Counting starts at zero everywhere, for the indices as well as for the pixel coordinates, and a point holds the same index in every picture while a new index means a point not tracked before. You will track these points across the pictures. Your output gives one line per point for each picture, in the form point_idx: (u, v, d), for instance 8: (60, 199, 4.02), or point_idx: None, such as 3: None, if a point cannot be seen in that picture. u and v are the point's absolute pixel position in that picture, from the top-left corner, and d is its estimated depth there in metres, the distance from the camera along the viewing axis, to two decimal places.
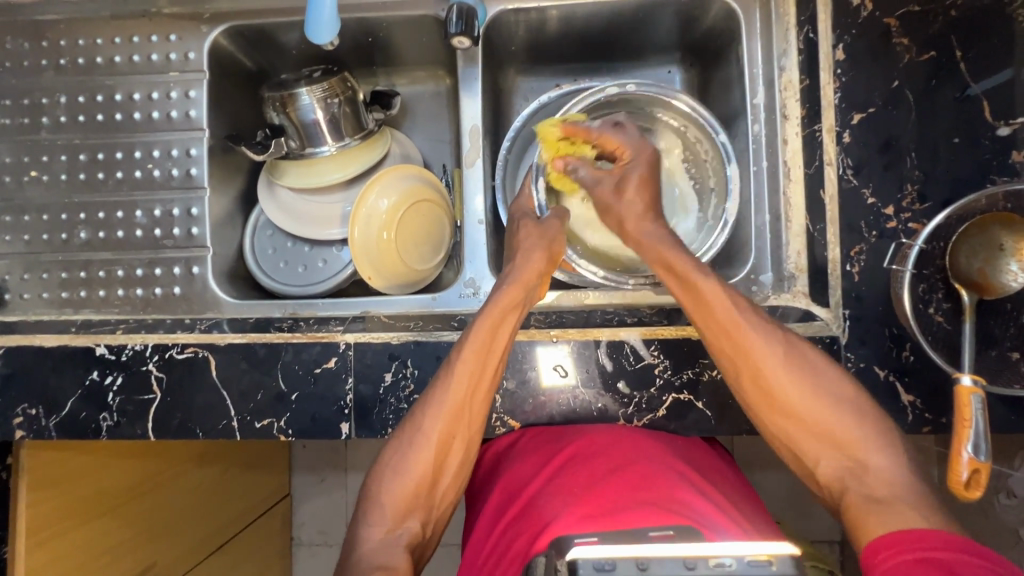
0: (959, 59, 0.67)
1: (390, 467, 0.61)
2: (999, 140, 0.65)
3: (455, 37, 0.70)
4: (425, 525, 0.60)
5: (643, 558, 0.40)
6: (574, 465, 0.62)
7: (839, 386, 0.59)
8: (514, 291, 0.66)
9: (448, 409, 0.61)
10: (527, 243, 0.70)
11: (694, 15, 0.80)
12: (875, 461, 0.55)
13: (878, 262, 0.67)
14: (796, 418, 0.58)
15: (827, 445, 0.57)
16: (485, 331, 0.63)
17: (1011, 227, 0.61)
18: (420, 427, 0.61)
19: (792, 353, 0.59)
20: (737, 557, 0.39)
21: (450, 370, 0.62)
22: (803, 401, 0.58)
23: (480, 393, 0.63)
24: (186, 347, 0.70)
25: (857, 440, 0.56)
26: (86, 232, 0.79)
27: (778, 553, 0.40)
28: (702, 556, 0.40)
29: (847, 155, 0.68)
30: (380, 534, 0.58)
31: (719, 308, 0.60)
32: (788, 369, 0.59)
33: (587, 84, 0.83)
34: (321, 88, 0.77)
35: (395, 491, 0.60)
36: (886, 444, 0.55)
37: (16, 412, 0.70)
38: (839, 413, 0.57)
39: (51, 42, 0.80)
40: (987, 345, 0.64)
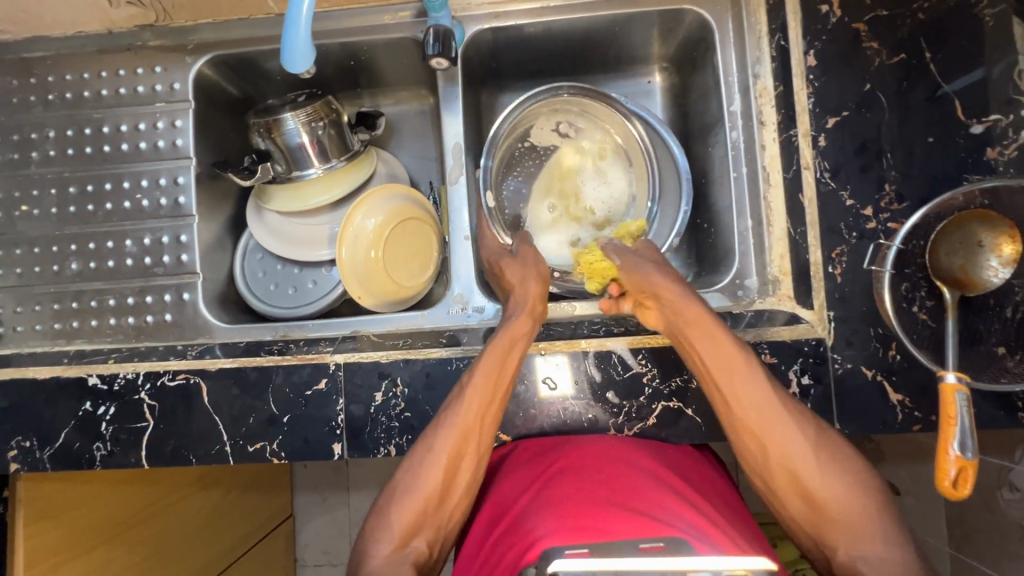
0: (929, 60, 0.68)
1: (400, 487, 0.62)
2: (973, 138, 0.66)
3: (432, 58, 0.72)
4: (431, 545, 0.61)
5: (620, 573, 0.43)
6: (566, 475, 0.62)
7: (849, 463, 0.59)
8: (521, 321, 0.66)
9: (462, 422, 0.62)
10: (517, 277, 0.72)
11: (669, 27, 0.82)
12: (879, 549, 0.55)
13: (859, 264, 0.68)
14: (808, 499, 0.58)
15: (830, 527, 0.57)
16: (494, 353, 0.64)
17: (987, 223, 0.63)
18: (430, 448, 0.62)
19: (817, 441, 0.59)
20: (714, 571, 0.42)
21: (462, 392, 0.63)
22: (817, 480, 0.58)
23: (494, 406, 0.64)
24: (177, 374, 0.71)
25: (865, 526, 0.56)
26: (77, 263, 0.80)
27: (756, 569, 0.43)
28: (681, 571, 0.43)
29: (824, 158, 0.69)
30: (388, 551, 0.59)
31: (745, 384, 0.60)
32: (810, 457, 0.58)
33: (546, 89, 0.82)
34: (306, 112, 0.79)
35: (404, 505, 0.61)
36: (894, 534, 0.56)
37: (10, 446, 0.70)
38: (846, 496, 0.57)
39: (39, 78, 0.81)
40: (974, 341, 0.64)
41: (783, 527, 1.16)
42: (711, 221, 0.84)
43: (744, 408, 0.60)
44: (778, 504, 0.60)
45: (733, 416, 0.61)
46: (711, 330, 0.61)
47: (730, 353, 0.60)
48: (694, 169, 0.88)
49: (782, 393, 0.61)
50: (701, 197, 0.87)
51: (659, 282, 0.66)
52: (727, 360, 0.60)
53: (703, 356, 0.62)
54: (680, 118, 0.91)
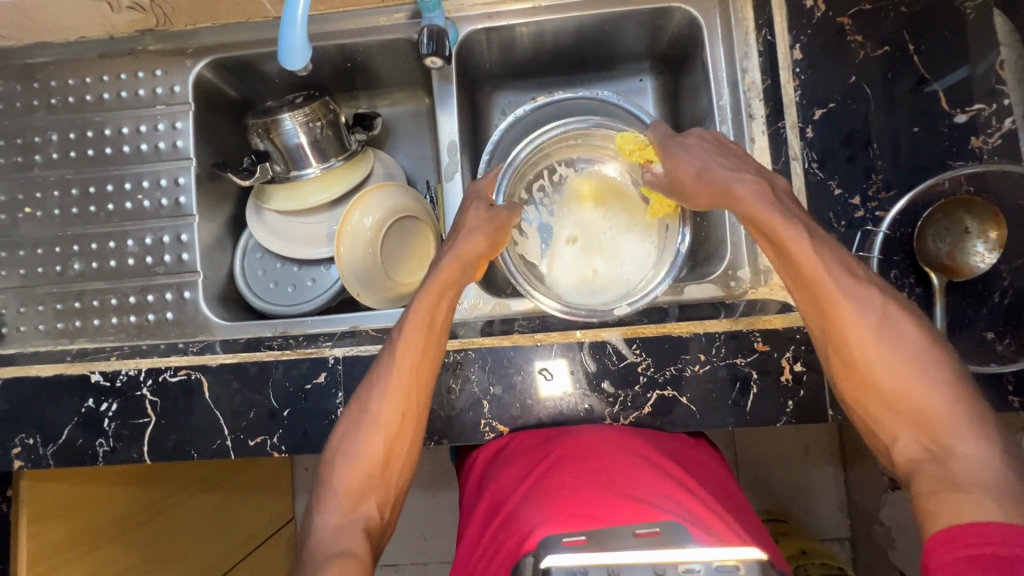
0: (913, 53, 0.70)
1: (343, 451, 0.62)
2: (957, 127, 0.68)
3: (427, 57, 0.73)
4: (381, 509, 0.61)
5: (614, 565, 0.46)
6: (556, 466, 0.63)
7: (924, 356, 0.54)
8: (451, 266, 0.68)
9: (394, 380, 0.62)
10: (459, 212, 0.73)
11: (658, 25, 0.84)
12: (960, 446, 0.50)
13: (848, 252, 0.69)
14: (876, 391, 0.55)
15: (905, 420, 0.53)
16: (424, 308, 0.65)
17: (972, 210, 0.64)
18: (368, 409, 0.62)
19: (885, 328, 0.55)
20: (706, 563, 0.45)
21: (392, 347, 0.64)
22: (887, 368, 0.54)
23: (427, 361, 0.64)
24: (178, 370, 0.72)
25: (943, 421, 0.51)
26: (79, 263, 0.81)
27: (746, 559, 0.45)
28: (671, 562, 0.46)
29: (812, 149, 0.70)
30: (334, 521, 0.59)
31: (806, 265, 0.57)
32: (877, 343, 0.55)
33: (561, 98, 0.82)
34: (304, 112, 0.80)
35: (346, 472, 0.61)
36: (977, 428, 0.50)
37: (14, 443, 0.71)
38: (930, 386, 0.53)
39: (42, 83, 0.83)
40: (963, 326, 0.65)
41: (783, 522, 1.16)
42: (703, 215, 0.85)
43: (817, 290, 0.57)
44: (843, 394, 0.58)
45: (808, 302, 0.59)
46: (757, 211, 0.60)
47: (785, 237, 0.58)
48: None
49: (853, 278, 0.57)
50: None
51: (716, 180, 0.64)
52: (785, 248, 0.58)
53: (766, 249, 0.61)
54: (672, 114, 0.92)
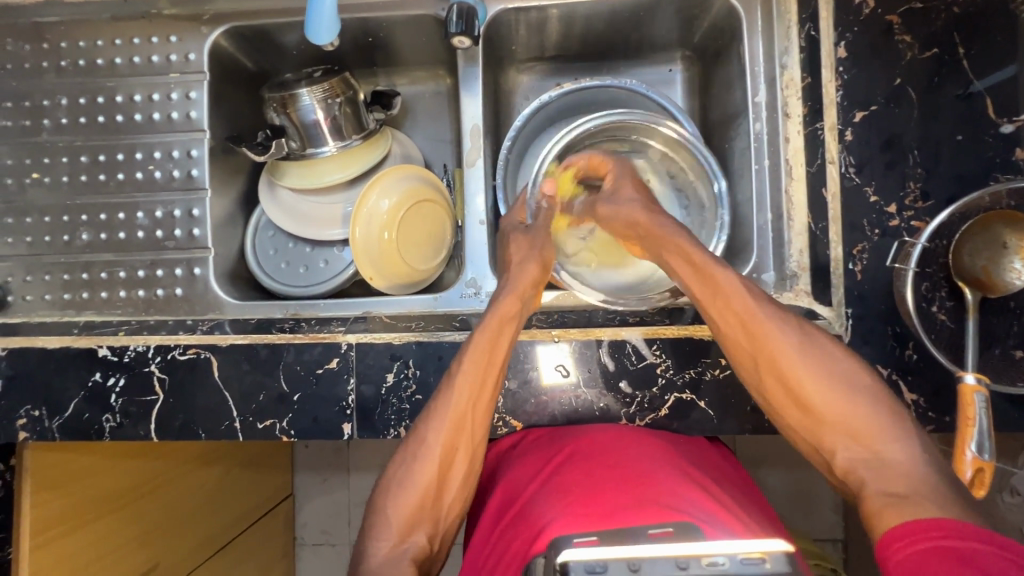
0: (962, 56, 0.67)
1: (396, 483, 0.60)
2: (1002, 137, 0.65)
3: (455, 37, 0.70)
4: (431, 538, 0.60)
5: (634, 559, 0.41)
6: (572, 463, 0.62)
7: (842, 368, 0.55)
8: (509, 302, 0.66)
9: (451, 414, 0.60)
10: (519, 254, 0.72)
11: (694, 14, 0.80)
12: (891, 448, 0.50)
13: (880, 262, 0.67)
14: (804, 405, 0.54)
15: (834, 428, 0.52)
16: (484, 340, 0.63)
17: (1015, 225, 0.61)
18: (422, 438, 0.61)
19: (808, 342, 0.56)
20: (731, 556, 0.41)
21: (451, 379, 0.62)
22: (813, 382, 0.54)
23: (485, 394, 0.62)
24: (188, 349, 0.70)
25: (869, 426, 0.51)
26: (87, 234, 0.79)
27: (773, 551, 0.41)
28: (696, 556, 0.41)
29: (849, 153, 0.68)
30: (386, 549, 0.57)
31: (734, 299, 0.58)
32: (802, 356, 0.55)
33: (589, 84, 0.83)
34: (322, 88, 0.77)
35: (400, 502, 0.60)
36: (898, 429, 0.51)
37: (19, 414, 0.70)
38: (847, 393, 0.53)
39: (52, 43, 0.80)
40: (992, 343, 0.64)
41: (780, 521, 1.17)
42: (729, 213, 0.83)
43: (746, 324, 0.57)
44: (780, 417, 0.57)
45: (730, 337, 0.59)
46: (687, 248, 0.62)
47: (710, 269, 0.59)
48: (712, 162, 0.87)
49: (771, 303, 0.58)
50: None
51: (641, 219, 0.67)
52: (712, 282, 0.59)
53: (694, 289, 0.61)
54: (701, 108, 0.89)
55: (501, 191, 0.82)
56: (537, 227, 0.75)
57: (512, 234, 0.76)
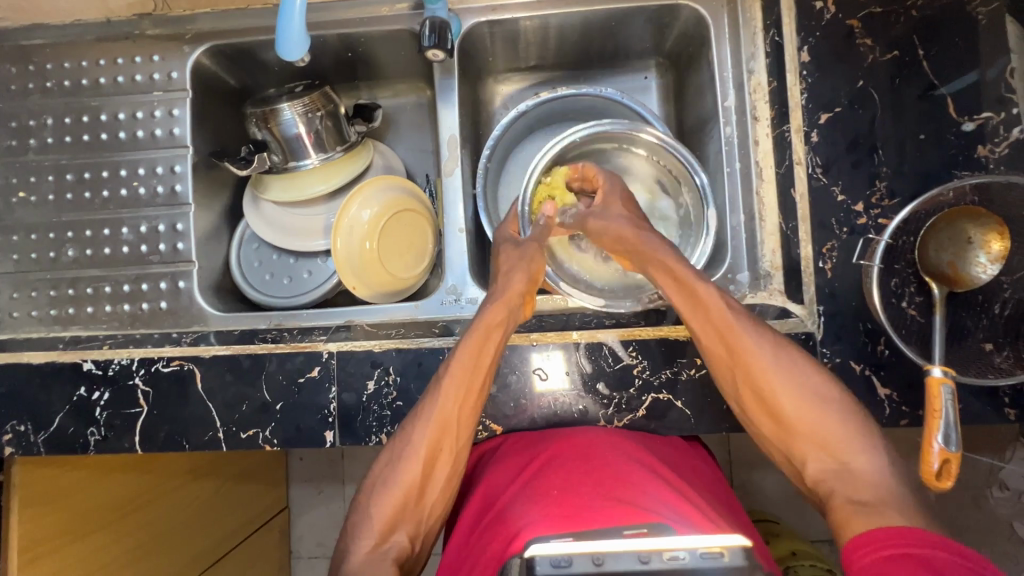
0: (922, 58, 0.69)
1: (381, 483, 0.62)
2: (964, 135, 0.67)
3: (428, 50, 0.71)
4: (413, 539, 0.61)
5: (598, 555, 0.42)
6: (548, 468, 0.62)
7: (813, 381, 0.58)
8: (496, 310, 0.66)
9: (436, 417, 0.62)
10: (507, 264, 0.71)
11: (664, 23, 0.82)
12: (855, 460, 0.55)
13: (849, 259, 0.68)
14: (783, 419, 0.58)
15: (804, 437, 0.57)
16: (470, 351, 0.63)
17: (977, 220, 0.64)
18: (408, 441, 0.62)
19: (782, 357, 0.59)
20: (691, 550, 0.42)
21: (439, 383, 0.63)
22: (788, 396, 0.58)
23: (471, 400, 0.63)
24: (171, 361, 0.71)
25: (837, 441, 0.56)
26: (73, 250, 0.81)
27: (731, 546, 0.42)
28: (657, 550, 0.42)
29: (816, 154, 0.69)
30: (367, 549, 0.59)
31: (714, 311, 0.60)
32: (775, 369, 0.58)
33: (565, 92, 0.84)
34: (303, 102, 0.79)
35: (384, 503, 0.61)
36: (862, 440, 0.56)
37: (5, 430, 0.71)
38: (819, 409, 0.57)
39: (38, 65, 0.82)
40: (961, 337, 0.65)
41: (774, 523, 1.17)
42: None
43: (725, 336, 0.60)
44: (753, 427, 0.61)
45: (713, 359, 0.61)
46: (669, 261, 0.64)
47: (690, 282, 0.62)
48: None
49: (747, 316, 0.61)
50: None
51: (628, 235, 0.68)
52: (693, 294, 0.62)
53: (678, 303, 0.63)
54: (676, 114, 0.91)
55: (479, 200, 0.83)
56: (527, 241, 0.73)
57: (505, 246, 0.74)
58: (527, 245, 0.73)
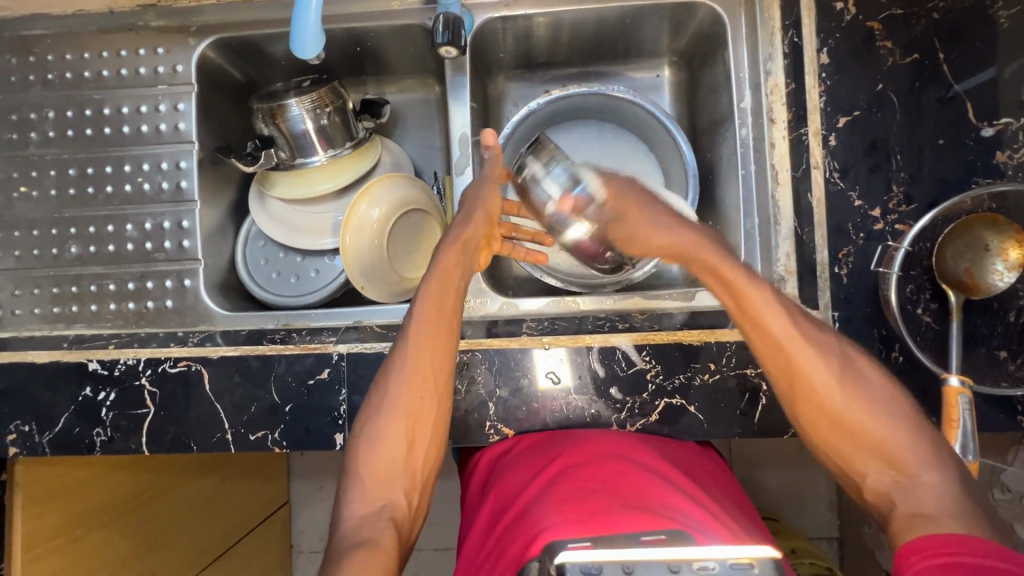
0: (942, 62, 0.68)
1: (364, 444, 0.60)
2: (983, 141, 0.66)
3: (441, 47, 0.70)
4: (410, 497, 0.59)
5: (628, 562, 0.42)
6: (565, 471, 0.62)
7: (886, 392, 0.54)
8: (453, 253, 0.69)
9: (410, 370, 0.61)
10: (467, 202, 0.73)
11: (680, 21, 0.81)
12: (924, 476, 0.49)
13: (865, 265, 0.68)
14: (847, 432, 0.53)
15: (867, 448, 0.52)
16: (432, 293, 0.65)
17: (996, 227, 0.63)
18: (384, 397, 0.61)
19: (848, 368, 0.55)
20: (720, 561, 0.41)
21: (404, 340, 0.63)
22: (853, 408, 0.53)
23: (442, 352, 0.63)
24: (178, 361, 0.70)
25: (903, 452, 0.51)
26: (76, 247, 0.79)
27: (760, 557, 0.42)
28: (686, 560, 0.41)
29: (834, 158, 0.69)
30: (361, 511, 0.57)
31: (772, 319, 0.56)
32: (841, 377, 0.54)
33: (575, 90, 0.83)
34: (311, 98, 0.77)
35: (371, 464, 0.59)
36: (937, 457, 0.50)
37: (9, 429, 0.70)
38: (890, 423, 0.52)
39: (38, 56, 0.80)
40: (976, 344, 0.65)
41: (775, 521, 1.18)
42: (716, 219, 0.84)
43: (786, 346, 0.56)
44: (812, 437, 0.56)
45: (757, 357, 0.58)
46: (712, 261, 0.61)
47: (745, 290, 0.58)
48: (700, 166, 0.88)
49: (812, 326, 0.57)
50: (707, 193, 0.87)
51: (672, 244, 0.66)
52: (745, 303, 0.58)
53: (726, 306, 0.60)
54: (688, 114, 0.90)
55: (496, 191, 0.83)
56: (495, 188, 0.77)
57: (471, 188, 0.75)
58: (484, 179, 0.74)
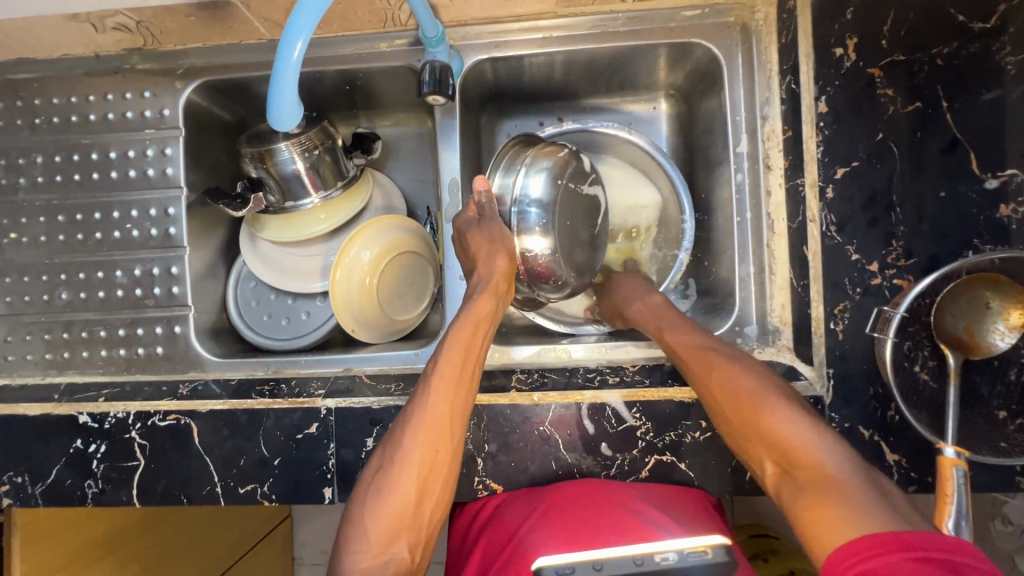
0: (946, 110, 0.65)
1: (373, 493, 0.61)
2: (987, 193, 0.63)
3: (428, 96, 0.69)
4: (412, 551, 0.61)
5: (598, 561, 0.56)
6: (557, 508, 0.65)
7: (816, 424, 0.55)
8: (484, 301, 0.67)
9: (426, 420, 0.62)
10: (484, 251, 0.69)
11: (676, 58, 0.79)
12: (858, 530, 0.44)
13: (862, 323, 0.66)
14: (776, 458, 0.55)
15: (805, 489, 0.50)
16: (462, 340, 0.65)
17: (996, 287, 0.61)
18: (400, 445, 0.62)
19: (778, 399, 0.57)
20: (678, 552, 0.57)
21: (427, 383, 0.64)
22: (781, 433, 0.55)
23: (461, 403, 0.64)
24: (168, 415, 0.70)
25: (834, 497, 0.48)
26: (66, 293, 0.79)
27: (714, 546, 0.57)
28: (650, 554, 0.57)
29: (831, 211, 0.67)
30: (366, 561, 0.59)
31: (699, 363, 0.64)
32: (767, 407, 0.57)
33: (569, 127, 0.85)
34: (300, 142, 0.74)
35: (377, 515, 0.61)
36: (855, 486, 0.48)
37: (2, 481, 0.70)
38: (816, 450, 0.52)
39: (25, 101, 0.79)
40: (975, 404, 0.64)
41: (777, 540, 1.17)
42: (713, 260, 0.83)
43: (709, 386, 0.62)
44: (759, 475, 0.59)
45: (724, 419, 0.60)
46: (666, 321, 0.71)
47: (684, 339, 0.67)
48: (696, 204, 0.86)
49: (748, 364, 0.62)
50: (704, 231, 0.86)
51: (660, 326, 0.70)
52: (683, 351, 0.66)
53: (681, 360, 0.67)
54: (685, 149, 0.88)
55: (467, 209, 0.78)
56: (489, 218, 0.72)
57: (469, 230, 0.71)
58: (491, 223, 0.71)
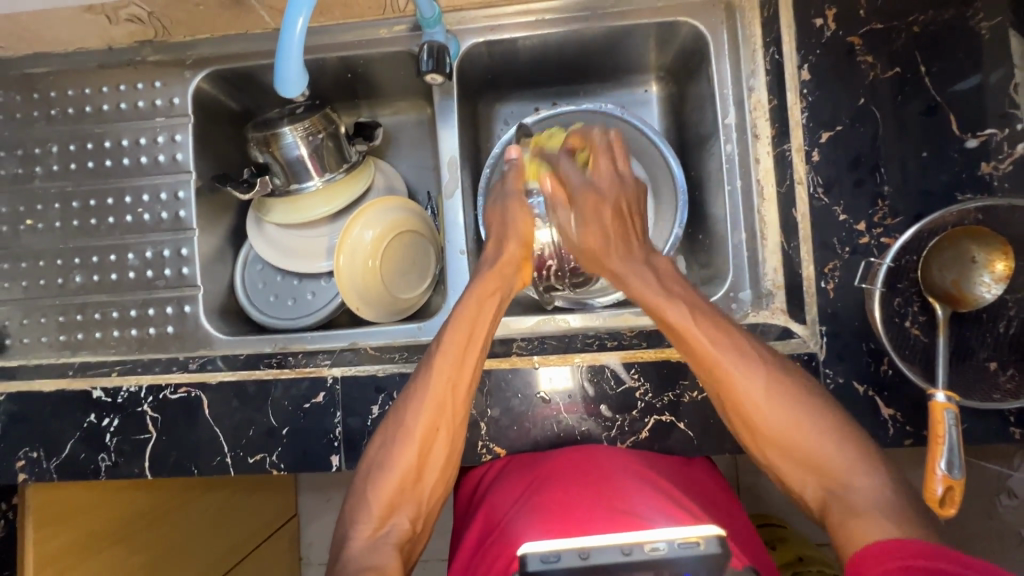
0: (924, 74, 0.67)
1: (378, 467, 0.63)
2: (968, 152, 0.65)
3: (427, 74, 0.72)
4: (414, 521, 0.63)
5: (585, 549, 0.51)
6: (561, 482, 0.64)
7: (806, 406, 0.59)
8: (491, 279, 0.69)
9: (430, 394, 0.63)
10: (498, 221, 0.74)
11: (664, 39, 0.82)
12: (857, 483, 0.55)
13: (851, 280, 0.68)
14: (777, 445, 0.59)
15: (819, 481, 0.57)
16: (468, 314, 0.66)
17: (979, 240, 0.63)
18: (404, 421, 0.63)
19: (772, 383, 0.59)
20: (669, 542, 0.51)
21: (430, 360, 0.65)
22: (781, 424, 0.58)
23: (464, 374, 0.65)
24: (179, 388, 0.72)
25: (849, 483, 0.55)
26: (80, 276, 0.82)
27: (706, 536, 0.52)
28: (638, 544, 0.51)
29: (817, 173, 0.69)
30: (366, 534, 0.60)
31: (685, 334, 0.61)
32: (762, 394, 0.59)
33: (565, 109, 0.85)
34: (304, 125, 0.78)
35: (381, 487, 0.62)
36: (866, 464, 0.55)
37: (18, 456, 0.72)
38: (819, 441, 0.57)
39: (42, 93, 0.83)
40: (966, 357, 0.65)
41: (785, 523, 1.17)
42: (707, 232, 0.85)
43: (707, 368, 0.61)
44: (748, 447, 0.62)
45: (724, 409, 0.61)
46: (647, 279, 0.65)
47: (662, 307, 0.63)
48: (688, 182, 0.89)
49: (738, 341, 0.61)
50: (698, 206, 0.88)
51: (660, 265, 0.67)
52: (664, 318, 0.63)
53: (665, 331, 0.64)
54: (676, 128, 0.91)
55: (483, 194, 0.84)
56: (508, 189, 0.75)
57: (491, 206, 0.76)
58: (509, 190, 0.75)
